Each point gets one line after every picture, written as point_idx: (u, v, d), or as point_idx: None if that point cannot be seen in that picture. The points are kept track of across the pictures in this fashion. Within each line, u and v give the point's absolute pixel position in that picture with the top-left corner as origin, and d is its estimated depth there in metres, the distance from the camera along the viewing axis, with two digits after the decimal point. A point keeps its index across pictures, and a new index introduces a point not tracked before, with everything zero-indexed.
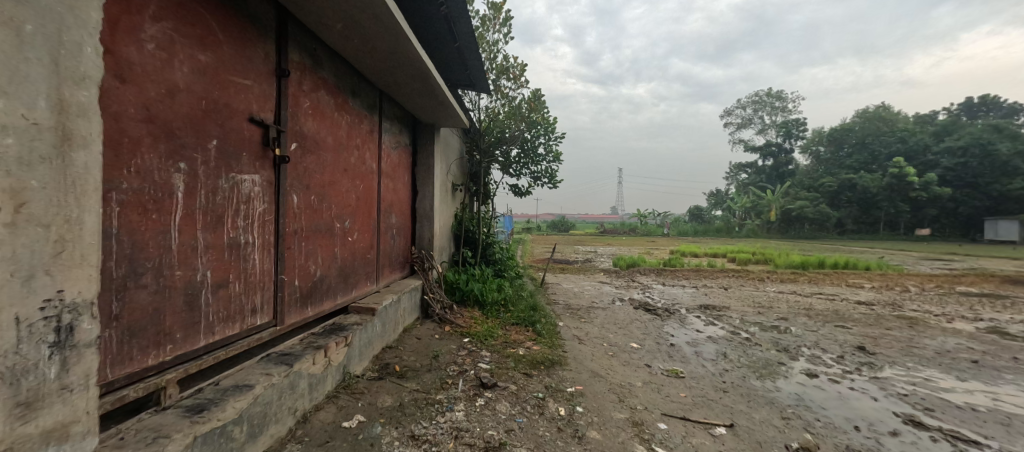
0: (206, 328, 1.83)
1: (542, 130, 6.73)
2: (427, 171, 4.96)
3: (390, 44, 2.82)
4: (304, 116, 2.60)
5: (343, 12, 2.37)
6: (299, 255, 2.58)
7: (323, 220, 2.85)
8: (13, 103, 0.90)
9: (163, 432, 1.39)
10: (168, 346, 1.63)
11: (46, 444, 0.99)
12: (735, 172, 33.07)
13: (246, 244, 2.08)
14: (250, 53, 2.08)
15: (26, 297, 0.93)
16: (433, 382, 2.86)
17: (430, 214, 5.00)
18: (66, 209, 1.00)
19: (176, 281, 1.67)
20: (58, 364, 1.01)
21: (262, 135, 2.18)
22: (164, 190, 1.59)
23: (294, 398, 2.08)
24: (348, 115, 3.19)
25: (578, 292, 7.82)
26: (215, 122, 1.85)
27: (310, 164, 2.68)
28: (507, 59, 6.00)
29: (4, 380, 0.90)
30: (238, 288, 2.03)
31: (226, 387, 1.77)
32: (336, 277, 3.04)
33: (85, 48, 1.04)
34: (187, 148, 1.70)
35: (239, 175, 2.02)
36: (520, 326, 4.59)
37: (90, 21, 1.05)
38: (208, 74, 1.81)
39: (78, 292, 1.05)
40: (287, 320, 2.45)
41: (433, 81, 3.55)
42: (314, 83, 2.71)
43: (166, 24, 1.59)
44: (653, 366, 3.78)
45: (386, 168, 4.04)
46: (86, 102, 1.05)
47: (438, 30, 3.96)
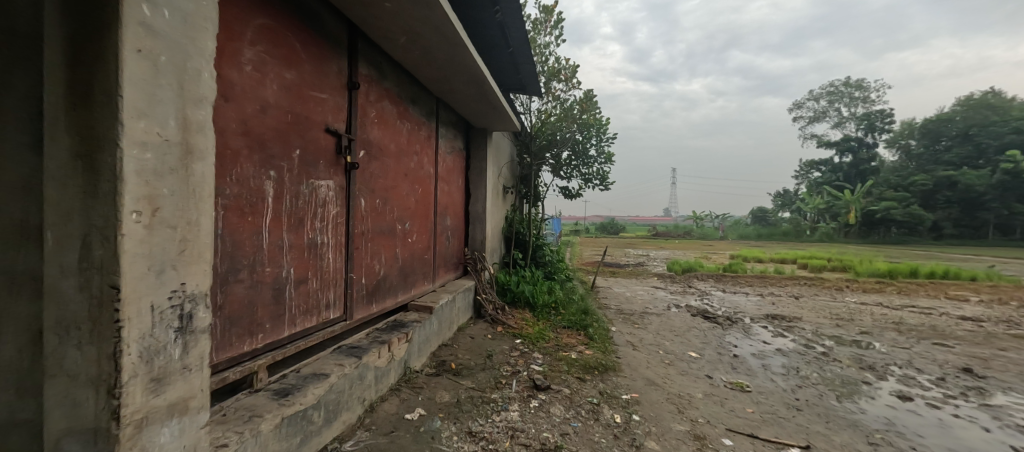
0: (289, 320, 2.03)
1: (593, 131, 6.65)
2: (479, 174, 5.08)
3: (449, 53, 2.94)
4: (371, 125, 2.78)
5: (407, 26, 2.51)
6: (366, 255, 2.76)
7: (386, 222, 3.03)
8: (151, 123, 1.06)
9: (257, 412, 1.56)
10: (259, 335, 1.82)
11: (172, 415, 1.14)
12: (806, 169, 30.30)
13: (322, 244, 2.27)
14: (326, 69, 2.26)
15: (158, 288, 1.09)
16: (487, 381, 2.92)
17: (482, 217, 5.11)
18: (188, 213, 1.17)
19: (265, 277, 1.86)
20: (181, 346, 1.17)
21: (335, 144, 2.37)
22: (257, 195, 1.79)
23: (362, 388, 2.22)
24: (408, 122, 3.36)
25: (631, 296, 7.58)
26: (298, 133, 2.05)
27: (375, 170, 2.86)
28: (559, 61, 5.99)
29: (143, 357, 1.06)
30: (316, 284, 2.23)
31: (305, 375, 1.94)
32: (397, 276, 3.22)
33: (202, 73, 1.21)
34: (276, 158, 1.90)
35: (317, 181, 2.21)
36: (572, 330, 4.55)
37: (206, 49, 1.22)
38: (292, 90, 2.00)
39: (196, 285, 1.21)
40: (355, 315, 2.64)
41: (488, 87, 3.64)
42: (379, 93, 2.89)
43: (260, 48, 1.78)
44: (715, 378, 3.57)
45: (441, 172, 4.20)
46: (203, 120, 1.22)
47: (492, 37, 4.06)
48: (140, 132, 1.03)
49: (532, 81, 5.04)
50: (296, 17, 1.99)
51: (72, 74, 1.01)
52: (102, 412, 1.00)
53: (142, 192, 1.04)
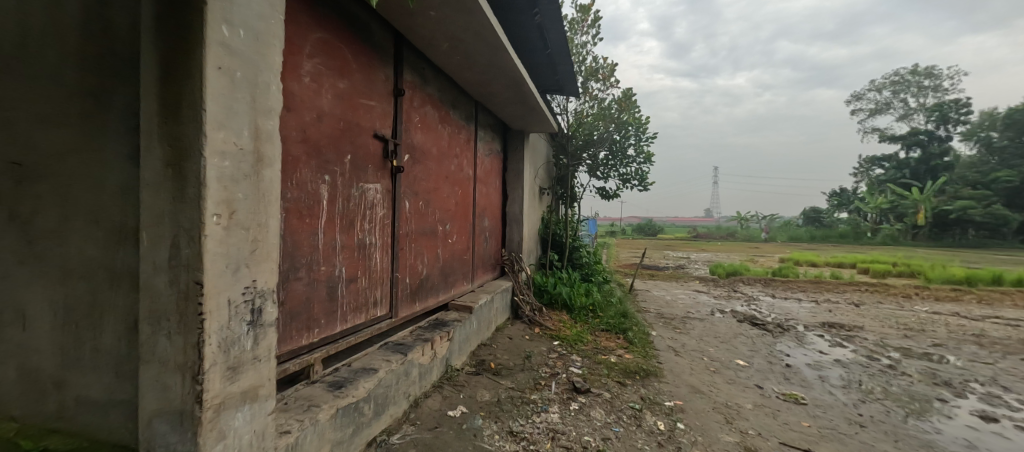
0: (341, 316, 2.14)
1: (633, 131, 6.51)
2: (516, 176, 5.11)
3: (489, 58, 2.99)
4: (414, 129, 2.88)
5: (450, 33, 2.57)
6: (409, 255, 2.86)
7: (428, 224, 3.12)
8: (229, 134, 1.16)
9: (314, 402, 1.66)
10: (315, 330, 1.93)
11: (243, 401, 1.24)
12: (866, 166, 28.00)
13: (370, 245, 2.37)
14: (375, 78, 2.37)
15: (233, 284, 1.19)
16: (526, 382, 2.94)
17: (519, 218, 5.14)
18: (258, 216, 1.27)
19: (320, 275, 1.98)
20: (252, 338, 1.27)
21: (382, 148, 2.47)
22: (314, 198, 1.90)
23: (408, 384, 2.30)
24: (449, 126, 3.45)
25: (671, 300, 7.33)
26: (350, 139, 2.16)
27: (418, 173, 2.96)
28: (596, 61, 5.93)
29: (221, 347, 1.16)
30: (364, 283, 2.33)
31: (356, 369, 2.04)
32: (438, 276, 3.30)
33: (270, 86, 1.31)
34: (330, 163, 2.01)
35: (366, 184, 2.32)
36: (611, 333, 4.47)
37: (273, 64, 1.32)
38: (344, 99, 2.11)
39: (264, 282, 1.31)
40: (400, 312, 2.73)
41: (527, 89, 3.66)
42: (422, 99, 2.98)
43: (316, 60, 1.90)
44: (766, 388, 3.38)
45: (480, 174, 4.27)
46: (271, 129, 1.31)
47: (530, 39, 4.09)
48: (219, 142, 1.13)
49: (569, 82, 5.03)
50: (348, 29, 2.10)
51: (163, 91, 1.12)
52: (188, 396, 1.11)
53: (221, 196, 1.14)
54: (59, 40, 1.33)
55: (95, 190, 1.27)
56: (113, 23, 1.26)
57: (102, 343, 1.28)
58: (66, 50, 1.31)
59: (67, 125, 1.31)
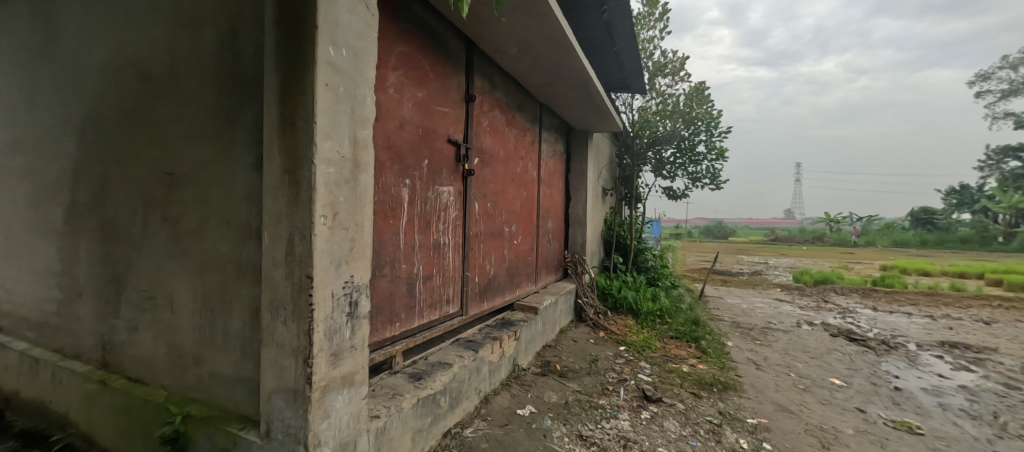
0: (418, 312, 2.27)
1: (703, 126, 6.11)
2: (580, 177, 5.05)
3: (556, 59, 2.99)
4: (484, 133, 2.97)
5: (519, 37, 2.62)
6: (478, 255, 2.95)
7: (496, 225, 3.20)
8: (334, 144, 1.29)
9: (398, 391, 1.77)
10: (396, 324, 2.07)
11: (343, 386, 1.37)
12: (998, 157, 23.52)
13: (444, 244, 2.49)
14: (449, 85, 2.49)
15: (336, 278, 1.32)
16: (594, 386, 2.88)
17: (583, 219, 5.07)
18: (356, 217, 1.39)
19: (401, 273, 2.11)
20: (351, 328, 1.40)
21: (455, 153, 2.58)
22: (396, 201, 2.04)
23: (479, 380, 2.38)
24: (515, 129, 3.51)
25: (749, 308, 6.76)
26: (427, 145, 2.29)
27: (487, 176, 3.05)
28: (664, 55, 5.67)
29: (326, 335, 1.29)
30: (439, 281, 2.45)
31: (432, 363, 2.15)
32: (505, 276, 3.37)
33: (366, 98, 1.43)
34: (410, 168, 2.15)
35: (440, 187, 2.44)
36: (681, 341, 4.24)
37: (368, 78, 1.45)
38: (423, 107, 2.24)
39: (360, 277, 1.43)
40: (469, 310, 2.83)
41: (594, 88, 3.60)
42: (491, 103, 3.07)
43: (399, 72, 2.04)
44: (869, 412, 2.98)
45: (544, 175, 4.28)
46: (366, 138, 1.44)
47: (596, 37, 4.03)
48: (326, 151, 1.26)
49: (636, 78, 4.86)
50: (425, 41, 2.23)
51: (282, 108, 1.28)
52: (300, 376, 1.25)
53: (327, 199, 1.27)
54: (201, 70, 1.57)
55: (227, 195, 1.49)
56: (241, 51, 1.46)
57: (231, 327, 1.49)
58: (208, 79, 1.55)
59: (206, 141, 1.55)
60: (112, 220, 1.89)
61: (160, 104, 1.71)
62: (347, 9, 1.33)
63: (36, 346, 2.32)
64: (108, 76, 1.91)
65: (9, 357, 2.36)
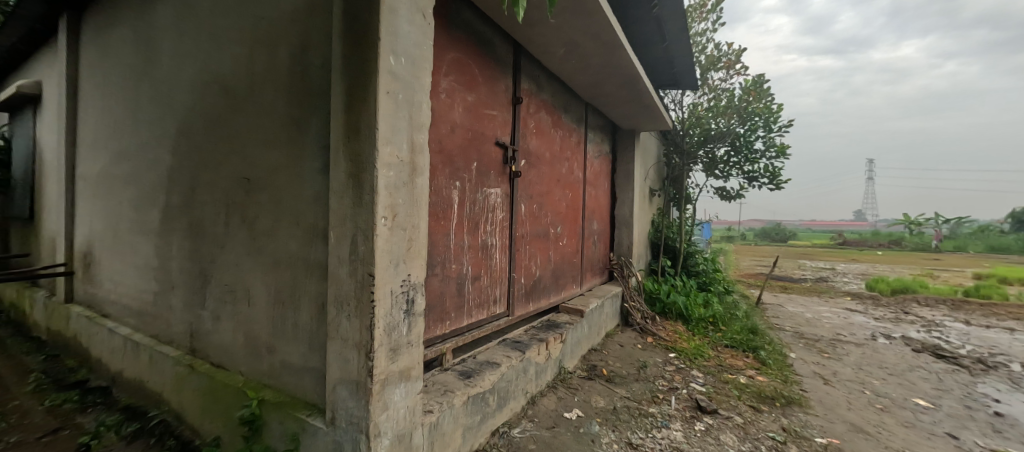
0: (467, 311, 2.31)
1: (761, 122, 5.72)
2: (626, 177, 4.92)
3: (605, 58, 2.94)
4: (530, 135, 2.98)
5: (567, 37, 2.60)
6: (524, 256, 2.96)
7: (541, 226, 3.20)
8: (393, 148, 1.35)
9: (449, 388, 1.82)
10: (446, 322, 2.13)
11: (400, 380, 1.43)
12: None
13: (491, 245, 2.52)
14: (497, 88, 2.52)
15: (395, 276, 1.38)
16: (642, 393, 2.79)
17: (629, 221, 4.92)
18: (413, 218, 1.45)
19: (451, 273, 2.17)
20: (408, 324, 1.46)
21: (502, 155, 2.61)
22: (447, 202, 2.10)
23: (526, 381, 2.39)
24: (561, 130, 3.49)
25: (815, 318, 6.23)
26: (476, 148, 2.33)
27: (533, 177, 3.05)
28: (718, 47, 5.39)
29: (386, 330, 1.35)
30: (486, 281, 2.49)
31: (481, 361, 2.19)
32: (550, 278, 3.36)
33: (422, 104, 1.49)
34: (460, 171, 2.20)
35: (488, 189, 2.48)
36: (737, 350, 3.99)
37: (424, 84, 1.50)
38: (472, 111, 2.29)
39: (416, 276, 1.49)
40: (516, 311, 2.85)
41: (643, 86, 3.50)
42: (537, 105, 3.07)
43: (451, 78, 2.10)
44: (964, 440, 2.64)
45: (589, 176, 4.21)
46: (422, 142, 1.49)
47: (645, 33, 3.92)
48: (387, 155, 1.32)
49: (687, 74, 4.66)
50: (475, 46, 2.28)
51: (346, 115, 1.36)
52: (362, 369, 1.32)
53: (387, 201, 1.33)
54: (275, 83, 1.72)
55: (297, 198, 1.61)
56: (310, 64, 1.58)
57: (300, 320, 1.61)
58: (281, 90, 1.69)
59: (279, 148, 1.69)
60: (198, 221, 2.11)
61: (239, 116, 1.88)
62: (406, 20, 1.39)
63: (137, 332, 2.63)
64: (197, 92, 2.14)
65: (116, 341, 2.70)
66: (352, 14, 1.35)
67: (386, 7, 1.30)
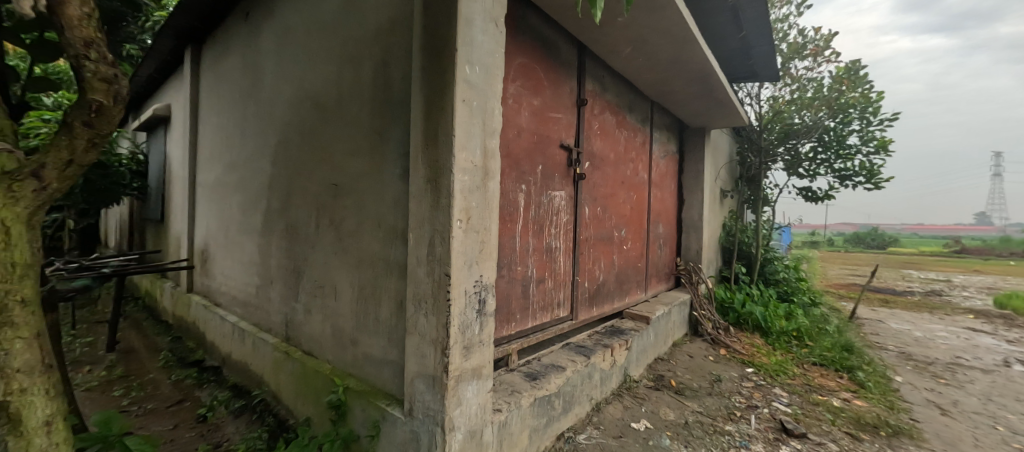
0: (532, 313, 2.33)
1: (856, 113, 5.09)
2: (695, 178, 4.63)
3: (675, 54, 2.81)
4: (595, 137, 2.93)
5: (634, 35, 2.52)
6: (588, 260, 2.92)
7: (605, 230, 3.12)
8: (468, 154, 1.41)
9: (516, 389, 1.84)
10: (512, 323, 2.16)
11: (472, 377, 1.48)
12: None
13: (555, 248, 2.52)
14: (562, 91, 2.52)
15: (469, 276, 1.43)
16: (717, 409, 2.61)
17: (699, 225, 4.63)
18: (486, 220, 1.50)
19: (517, 275, 2.20)
20: (480, 324, 1.51)
21: (567, 157, 2.60)
22: (513, 205, 2.14)
23: (591, 387, 2.34)
24: (626, 131, 3.39)
25: (926, 337, 5.37)
26: (541, 152, 2.35)
27: (597, 179, 3.00)
28: (803, 34, 4.90)
29: (460, 328, 1.41)
30: (550, 284, 2.49)
31: (545, 364, 2.19)
32: (614, 283, 3.27)
33: (494, 110, 1.53)
34: (526, 174, 2.23)
35: (553, 192, 2.48)
36: (828, 369, 3.57)
37: (496, 91, 1.54)
38: (538, 114, 2.31)
39: (488, 277, 1.53)
40: (579, 315, 2.81)
41: (716, 81, 3.29)
42: (602, 106, 3.02)
43: (517, 83, 2.14)
44: None
45: (655, 177, 4.04)
46: (494, 148, 1.53)
47: (718, 24, 3.68)
48: (462, 160, 1.38)
49: (766, 65, 4.30)
50: (541, 50, 2.30)
51: (426, 124, 1.45)
52: (439, 364, 1.38)
53: (462, 205, 1.39)
54: (359, 96, 1.87)
55: (379, 202, 1.74)
56: (392, 77, 1.70)
57: (380, 315, 1.73)
58: (365, 103, 1.84)
59: (364, 156, 1.83)
60: (293, 223, 2.36)
61: (329, 128, 2.08)
62: (480, 30, 1.44)
63: (242, 320, 3.00)
64: (293, 108, 2.39)
65: (226, 327, 3.10)
66: (431, 29, 1.44)
67: (462, 19, 1.37)
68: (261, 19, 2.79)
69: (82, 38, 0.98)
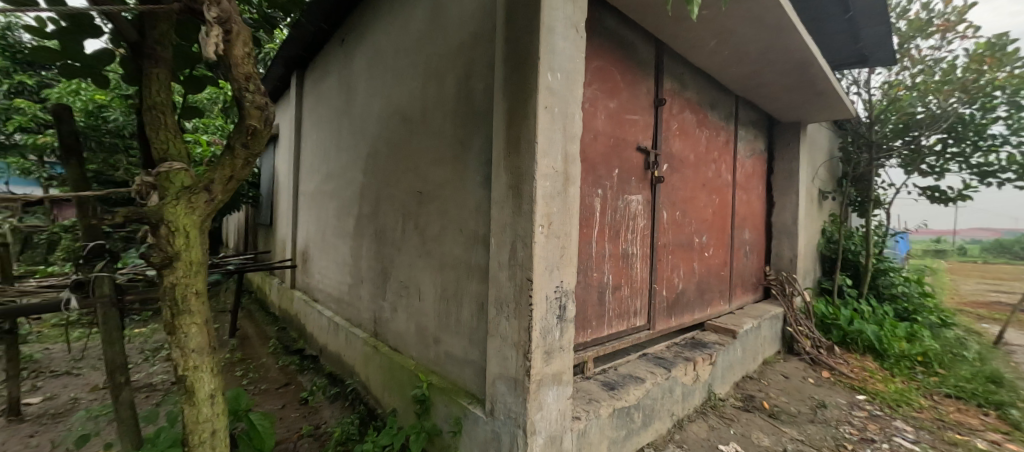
0: (608, 321, 2.27)
1: (1004, 97, 4.20)
2: (788, 179, 4.19)
3: (767, 44, 2.57)
4: (673, 138, 2.79)
5: (720, 28, 2.36)
6: (667, 267, 2.77)
7: (685, 235, 2.95)
8: (550, 160, 1.42)
9: (594, 397, 1.80)
10: (588, 330, 2.12)
11: (553, 383, 1.48)
12: None
13: (632, 254, 2.43)
14: (639, 92, 2.44)
15: (550, 281, 1.44)
16: (822, 440, 2.31)
17: (792, 230, 4.16)
18: (567, 226, 1.50)
19: (593, 281, 2.16)
20: (561, 329, 1.51)
21: (644, 160, 2.50)
22: (590, 210, 2.12)
23: (672, 402, 2.21)
24: (708, 130, 3.18)
25: None
26: (618, 155, 2.29)
27: (676, 182, 2.84)
28: (929, 8, 4.20)
29: (541, 334, 1.42)
30: (627, 291, 2.41)
31: (623, 374, 2.11)
32: (695, 292, 3.07)
33: (575, 115, 1.53)
34: (602, 178, 2.19)
35: (630, 196, 2.40)
36: (968, 404, 2.98)
37: (576, 96, 1.54)
38: (614, 117, 2.26)
39: (568, 283, 1.53)
40: (657, 325, 2.68)
41: (816, 71, 2.95)
42: (681, 104, 2.86)
43: (594, 87, 2.11)
44: None
45: (740, 178, 3.73)
46: (574, 152, 1.53)
47: (818, 6, 3.29)
48: (544, 166, 1.40)
49: (879, 49, 3.78)
50: (617, 52, 2.25)
51: (508, 132, 1.49)
52: (521, 367, 1.41)
53: (544, 211, 1.40)
54: (443, 109, 1.99)
55: (461, 208, 1.83)
56: (474, 89, 1.78)
57: (462, 317, 1.81)
58: (448, 115, 1.95)
59: (446, 165, 1.94)
60: (382, 228, 2.57)
61: (414, 140, 2.23)
62: (561, 36, 1.45)
63: (336, 315, 3.32)
64: (382, 122, 2.61)
65: (323, 321, 3.46)
66: (513, 39, 1.48)
67: (544, 27, 1.39)
68: (355, 43, 3.09)
69: (244, 74, 1.17)
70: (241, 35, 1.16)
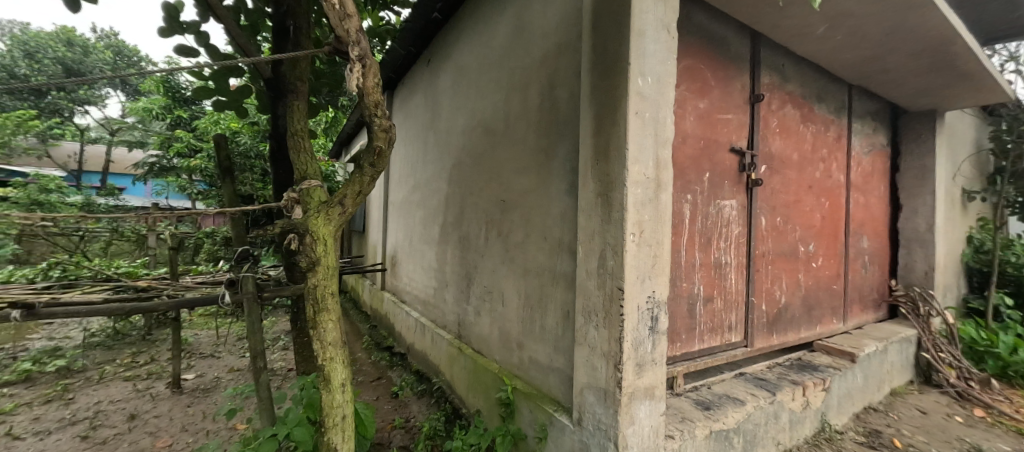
0: (699, 336, 2.12)
1: None
2: (920, 178, 3.56)
3: (891, 23, 2.23)
4: (773, 135, 2.54)
5: (831, 11, 2.11)
6: (767, 278, 2.52)
7: (788, 244, 2.65)
8: (641, 167, 1.38)
9: (687, 416, 1.69)
10: (677, 344, 2.00)
11: (644, 397, 1.42)
12: None
13: (725, 264, 2.25)
14: (732, 88, 2.26)
15: (642, 291, 1.40)
16: None
17: (926, 237, 3.52)
18: (660, 234, 1.45)
19: (682, 292, 2.05)
20: (653, 342, 1.45)
21: (739, 162, 2.32)
22: (679, 217, 2.01)
23: (777, 429, 1.99)
24: (814, 125, 2.83)
25: None
26: (709, 159, 2.15)
27: (776, 184, 2.58)
28: None
29: (633, 345, 1.37)
30: (720, 304, 2.23)
31: (718, 394, 1.95)
32: (801, 307, 2.74)
33: (666, 119, 1.47)
34: (692, 183, 2.07)
35: (722, 201, 2.23)
36: None
37: (668, 99, 1.48)
38: (705, 118, 2.13)
39: (660, 293, 1.47)
40: (755, 342, 2.43)
41: (959, 48, 2.49)
42: (782, 99, 2.59)
43: (682, 87, 2.01)
44: None
45: (856, 179, 3.26)
46: (667, 157, 1.47)
47: None
48: (635, 173, 1.37)
49: None
50: (707, 49, 2.12)
51: (596, 140, 1.48)
52: (611, 378, 1.38)
53: (635, 218, 1.37)
54: (526, 120, 2.04)
55: (545, 217, 1.86)
56: (558, 99, 1.81)
57: (547, 324, 1.83)
58: (532, 125, 2.00)
59: (530, 174, 1.99)
60: (466, 235, 2.70)
61: (498, 150, 2.32)
62: (653, 39, 1.41)
63: (422, 316, 3.55)
64: (466, 135, 2.75)
65: (410, 321, 3.72)
66: (601, 47, 1.48)
67: (635, 32, 1.36)
68: (441, 62, 3.30)
69: (372, 101, 1.32)
70: (371, 69, 1.32)
